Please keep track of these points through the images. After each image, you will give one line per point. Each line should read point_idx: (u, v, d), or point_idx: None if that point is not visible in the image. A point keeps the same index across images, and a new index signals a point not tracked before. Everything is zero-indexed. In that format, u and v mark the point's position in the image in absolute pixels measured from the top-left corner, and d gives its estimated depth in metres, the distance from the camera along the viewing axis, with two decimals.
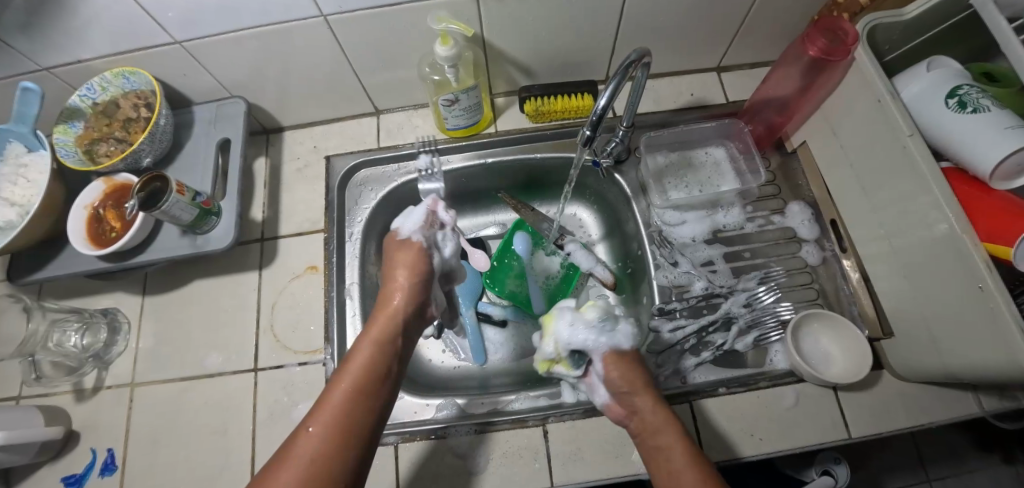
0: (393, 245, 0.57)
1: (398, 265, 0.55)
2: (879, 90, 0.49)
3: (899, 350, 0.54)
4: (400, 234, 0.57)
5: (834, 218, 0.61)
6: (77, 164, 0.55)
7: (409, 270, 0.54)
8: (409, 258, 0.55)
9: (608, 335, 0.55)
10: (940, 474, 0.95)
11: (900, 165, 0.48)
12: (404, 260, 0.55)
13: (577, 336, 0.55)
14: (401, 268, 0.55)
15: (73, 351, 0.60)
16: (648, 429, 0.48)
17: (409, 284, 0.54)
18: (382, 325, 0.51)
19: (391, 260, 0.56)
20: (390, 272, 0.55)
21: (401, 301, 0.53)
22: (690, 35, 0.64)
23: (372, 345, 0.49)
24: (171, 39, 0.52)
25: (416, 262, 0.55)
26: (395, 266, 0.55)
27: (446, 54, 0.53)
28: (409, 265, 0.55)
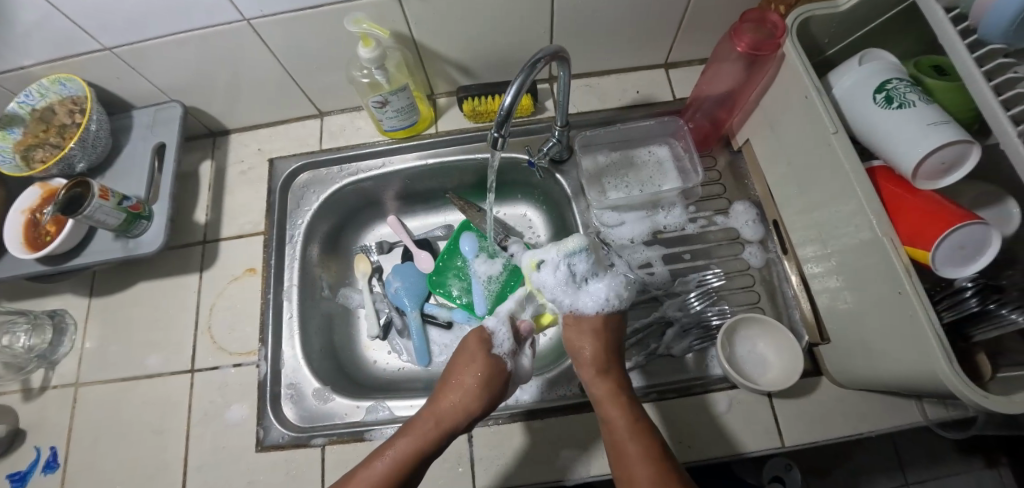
0: (473, 350, 0.54)
1: (467, 372, 0.52)
2: (806, 86, 0.47)
3: (835, 356, 0.52)
4: (492, 348, 0.54)
5: (776, 219, 0.59)
6: (13, 170, 0.56)
7: (479, 382, 0.51)
8: (483, 367, 0.52)
9: (582, 286, 0.55)
10: (919, 477, 0.91)
11: (829, 164, 0.46)
12: (478, 366, 0.52)
13: (558, 275, 0.54)
14: (470, 375, 0.52)
15: (21, 351, 0.62)
16: (598, 400, 0.48)
17: (477, 393, 0.50)
18: (430, 434, 0.47)
19: (463, 365, 0.53)
20: (459, 377, 0.52)
21: (460, 414, 0.49)
22: (628, 32, 0.62)
23: (404, 455, 0.45)
24: (100, 46, 0.53)
25: (491, 377, 0.52)
26: (466, 372, 0.52)
27: (369, 56, 0.53)
28: (480, 378, 0.51)
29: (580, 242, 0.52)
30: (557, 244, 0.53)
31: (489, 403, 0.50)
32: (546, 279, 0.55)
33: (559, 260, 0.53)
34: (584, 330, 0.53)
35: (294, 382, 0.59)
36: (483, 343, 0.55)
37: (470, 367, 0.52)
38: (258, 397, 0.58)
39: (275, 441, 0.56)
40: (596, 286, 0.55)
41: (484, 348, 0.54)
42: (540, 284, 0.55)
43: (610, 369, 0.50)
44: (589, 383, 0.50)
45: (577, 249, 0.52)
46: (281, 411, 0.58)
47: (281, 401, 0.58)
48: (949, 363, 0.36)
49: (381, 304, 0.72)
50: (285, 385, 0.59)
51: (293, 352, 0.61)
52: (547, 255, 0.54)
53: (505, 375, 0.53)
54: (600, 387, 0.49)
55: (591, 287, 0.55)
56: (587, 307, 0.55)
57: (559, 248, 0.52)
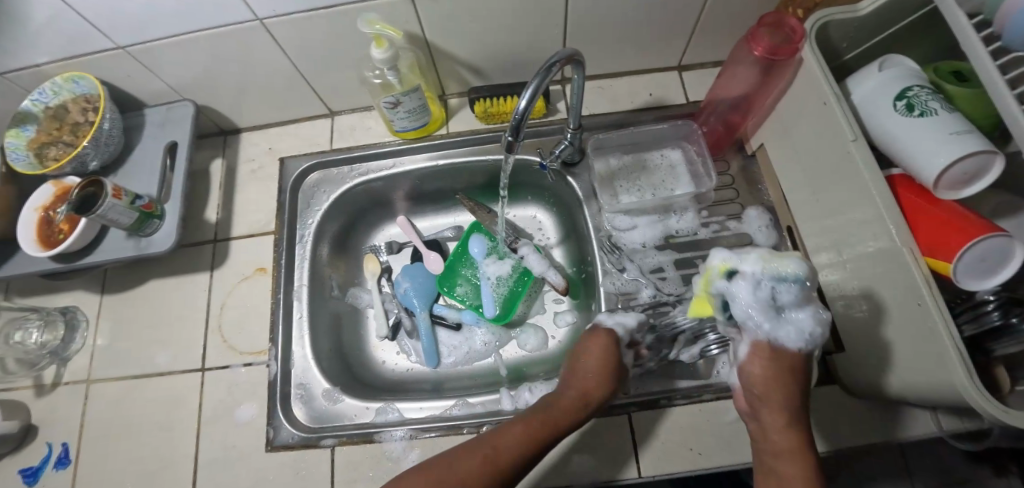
0: (593, 344, 0.53)
1: (591, 365, 0.51)
2: (824, 92, 0.46)
3: (848, 364, 0.51)
4: (609, 342, 0.53)
5: (790, 225, 0.59)
6: (26, 167, 0.56)
7: (598, 374, 0.50)
8: (601, 357, 0.52)
9: (777, 313, 0.45)
10: None
11: (844, 171, 0.46)
12: (595, 355, 0.52)
13: (762, 289, 0.43)
14: (592, 361, 0.51)
15: (34, 347, 0.62)
16: (773, 447, 0.45)
17: (597, 381, 0.50)
18: (552, 422, 0.48)
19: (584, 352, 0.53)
20: (581, 362, 0.52)
21: (580, 402, 0.49)
22: (642, 34, 0.62)
23: (527, 442, 0.46)
24: (115, 44, 0.53)
25: (610, 369, 0.51)
26: (586, 360, 0.52)
27: (382, 57, 0.52)
28: (601, 370, 0.50)
29: (799, 267, 0.42)
30: (761, 255, 0.44)
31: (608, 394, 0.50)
32: (747, 289, 0.44)
33: (762, 278, 0.43)
34: (769, 369, 0.46)
35: (304, 382, 0.60)
36: (605, 340, 0.53)
37: (590, 357, 0.52)
38: (268, 396, 0.58)
39: (285, 441, 0.56)
40: (799, 316, 0.44)
41: (607, 344, 0.53)
42: (727, 295, 0.46)
43: (791, 410, 0.46)
44: (766, 423, 0.46)
45: (798, 273, 0.42)
46: (291, 411, 0.58)
47: (291, 401, 0.59)
48: (969, 377, 0.36)
49: (390, 304, 0.72)
50: (295, 385, 0.59)
51: (303, 352, 0.61)
52: (747, 267, 0.44)
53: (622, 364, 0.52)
54: (778, 428, 0.45)
55: (783, 313, 0.45)
56: (784, 341, 0.46)
57: (765, 264, 0.43)
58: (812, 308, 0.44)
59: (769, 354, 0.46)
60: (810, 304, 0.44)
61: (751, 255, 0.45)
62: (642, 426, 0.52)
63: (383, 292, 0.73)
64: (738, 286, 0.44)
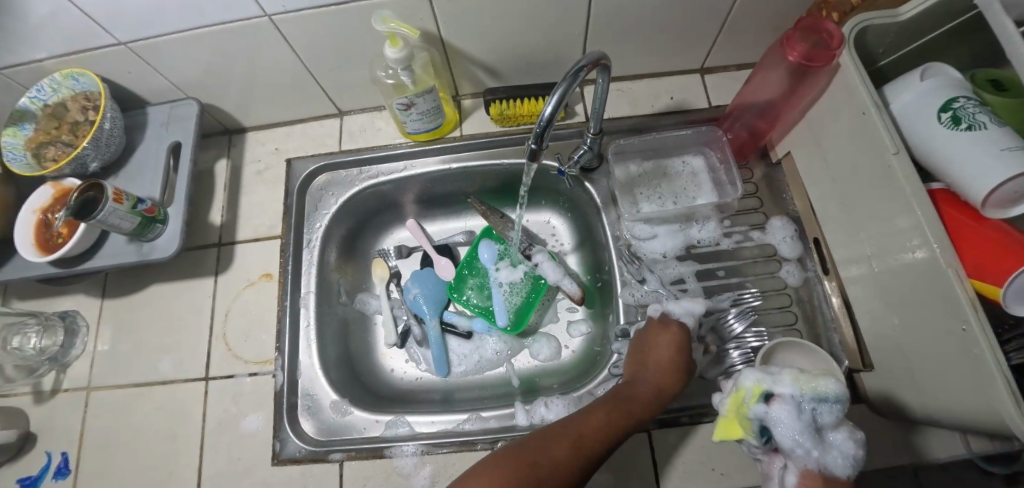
0: (656, 332, 0.51)
1: (662, 352, 0.49)
2: (864, 102, 0.44)
3: (876, 384, 0.49)
4: (671, 328, 0.51)
5: (817, 237, 0.56)
6: (24, 168, 0.54)
7: (673, 361, 0.48)
8: (672, 343, 0.50)
9: (818, 437, 0.40)
10: None
11: (882, 184, 0.43)
12: (668, 347, 0.49)
13: (804, 413, 0.40)
14: (665, 351, 0.49)
15: (32, 353, 0.60)
16: None
17: (673, 372, 0.48)
18: (631, 407, 0.45)
19: (656, 341, 0.50)
20: (654, 352, 0.50)
21: (653, 391, 0.47)
22: (667, 35, 0.59)
23: (615, 426, 0.44)
24: (116, 40, 0.50)
25: (681, 355, 0.49)
26: (659, 348, 0.50)
27: (396, 57, 0.50)
28: (674, 357, 0.49)
29: (836, 387, 0.40)
30: (792, 375, 0.42)
31: (681, 385, 0.48)
32: (788, 415, 0.40)
33: (801, 399, 0.40)
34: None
35: (311, 393, 0.58)
36: (664, 327, 0.52)
37: (660, 346, 0.50)
38: (274, 408, 0.56)
39: (292, 455, 0.54)
40: (839, 438, 0.40)
41: (668, 331, 0.51)
42: (767, 419, 0.41)
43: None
44: None
45: (830, 394, 0.40)
46: (298, 424, 0.56)
47: (298, 412, 0.57)
48: (1016, 405, 0.33)
49: (399, 311, 0.70)
50: (302, 395, 0.57)
51: (310, 361, 0.59)
52: (784, 388, 0.41)
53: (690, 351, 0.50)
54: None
55: (823, 436, 0.40)
56: (835, 470, 0.39)
57: (803, 385, 0.41)
58: (847, 430, 0.40)
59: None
60: (843, 425, 0.40)
61: (782, 375, 0.42)
62: (662, 445, 0.50)
63: (393, 298, 0.71)
64: (778, 408, 0.40)
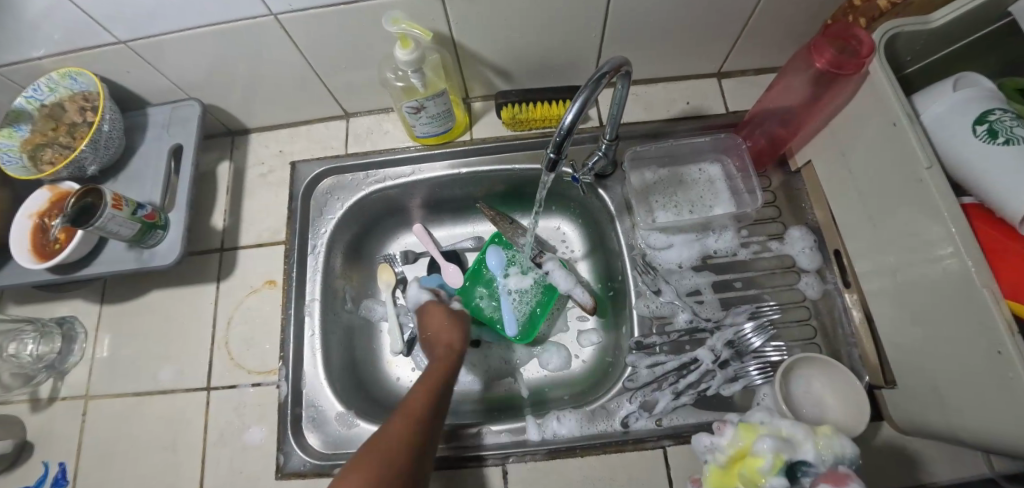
0: (433, 311, 0.59)
1: (442, 323, 0.57)
2: (896, 112, 0.42)
3: (900, 403, 0.48)
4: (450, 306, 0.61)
5: (838, 249, 0.55)
6: (19, 171, 0.52)
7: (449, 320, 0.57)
8: (451, 318, 0.58)
9: None
10: None
11: (914, 199, 0.41)
12: (433, 320, 0.58)
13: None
14: (439, 318, 0.58)
15: (28, 360, 0.58)
16: None
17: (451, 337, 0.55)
18: (449, 363, 0.51)
19: (434, 318, 0.58)
20: (432, 326, 0.58)
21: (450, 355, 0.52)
22: (685, 38, 0.57)
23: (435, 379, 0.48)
24: (115, 38, 0.48)
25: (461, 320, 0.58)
26: (452, 320, 0.58)
27: (407, 58, 0.48)
28: (453, 325, 0.57)
29: (853, 449, 0.37)
30: (811, 438, 0.37)
31: (462, 339, 0.55)
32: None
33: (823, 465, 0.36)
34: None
35: (315, 405, 0.56)
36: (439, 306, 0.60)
37: (436, 323, 0.57)
38: (278, 420, 0.55)
39: (296, 469, 0.52)
40: None
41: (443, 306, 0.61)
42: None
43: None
44: None
45: (846, 456, 0.37)
46: (303, 436, 0.54)
47: (303, 424, 0.55)
48: None
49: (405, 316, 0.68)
50: (306, 406, 0.56)
51: (314, 371, 0.57)
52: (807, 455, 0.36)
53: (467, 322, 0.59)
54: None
55: None
56: None
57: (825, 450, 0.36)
58: None
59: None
60: None
61: (802, 439, 0.37)
62: (677, 462, 0.49)
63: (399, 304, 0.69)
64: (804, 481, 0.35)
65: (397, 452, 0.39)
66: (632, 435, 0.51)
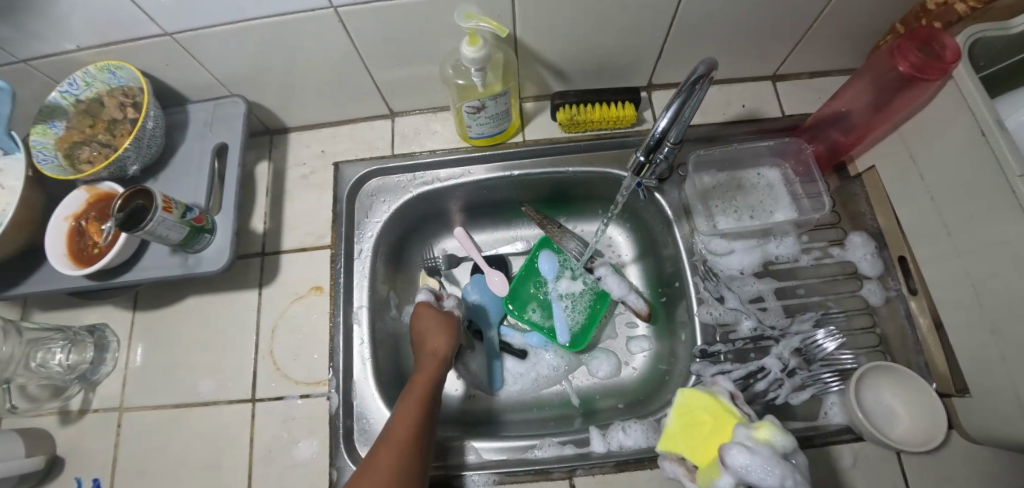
0: (421, 310, 0.58)
1: (432, 328, 0.55)
2: (984, 120, 0.41)
3: (974, 413, 0.47)
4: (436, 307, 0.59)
5: (903, 255, 0.54)
6: (55, 171, 0.49)
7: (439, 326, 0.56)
8: (439, 320, 0.57)
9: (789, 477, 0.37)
10: None
11: (1002, 208, 0.40)
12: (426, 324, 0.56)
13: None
14: (430, 323, 0.56)
15: (58, 371, 0.55)
16: None
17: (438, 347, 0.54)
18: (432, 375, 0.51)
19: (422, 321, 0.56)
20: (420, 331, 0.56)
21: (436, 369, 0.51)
22: (748, 39, 0.56)
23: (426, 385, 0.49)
24: (161, 30, 0.45)
25: (449, 322, 0.57)
26: (426, 323, 0.56)
27: (475, 56, 0.45)
28: (444, 327, 0.56)
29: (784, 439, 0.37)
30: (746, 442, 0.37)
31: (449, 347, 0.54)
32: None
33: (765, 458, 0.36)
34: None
35: (365, 418, 0.53)
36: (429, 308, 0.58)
37: (427, 323, 0.56)
38: (330, 433, 0.52)
39: None
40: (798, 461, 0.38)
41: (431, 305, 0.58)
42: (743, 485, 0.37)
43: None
44: None
45: (786, 449, 0.37)
46: (355, 450, 0.52)
47: (354, 439, 0.52)
48: None
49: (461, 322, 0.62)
50: (357, 420, 0.53)
51: (365, 382, 0.55)
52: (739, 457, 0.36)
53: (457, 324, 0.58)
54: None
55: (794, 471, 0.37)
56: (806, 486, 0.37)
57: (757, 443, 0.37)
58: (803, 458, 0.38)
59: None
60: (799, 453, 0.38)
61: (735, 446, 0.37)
62: None
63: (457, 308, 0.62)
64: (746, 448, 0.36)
65: (393, 463, 0.40)
66: None
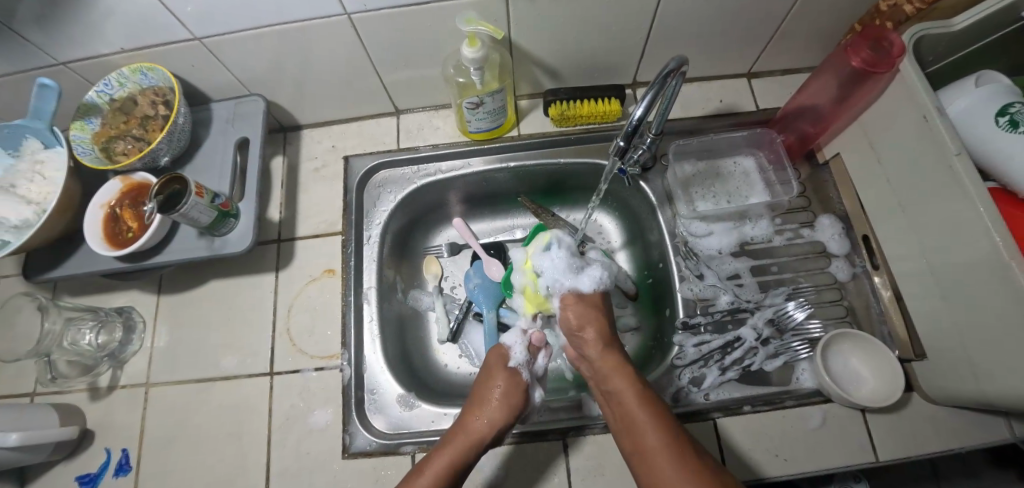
0: (495, 365, 0.55)
1: (497, 383, 0.52)
2: (925, 106, 0.46)
3: (931, 373, 0.51)
4: (509, 362, 0.55)
5: (866, 233, 0.59)
6: (93, 162, 0.54)
7: (508, 384, 0.52)
8: (507, 383, 0.53)
9: (573, 279, 0.59)
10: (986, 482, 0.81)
11: (942, 182, 0.45)
12: (498, 378, 0.53)
13: (557, 286, 0.60)
14: (500, 380, 0.53)
15: (89, 349, 0.59)
16: None
17: (499, 407, 0.50)
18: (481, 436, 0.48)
19: (495, 373, 0.54)
20: (486, 385, 0.53)
21: (488, 429, 0.48)
22: (721, 40, 0.62)
23: (453, 458, 0.46)
24: (190, 35, 0.50)
25: (517, 387, 0.53)
26: (497, 378, 0.53)
27: (474, 56, 0.50)
28: (509, 392, 0.51)
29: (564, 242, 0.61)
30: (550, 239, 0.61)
31: (513, 413, 0.50)
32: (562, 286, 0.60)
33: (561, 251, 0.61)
34: (580, 313, 0.57)
35: (375, 388, 0.58)
36: (503, 361, 0.56)
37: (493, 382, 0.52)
38: (343, 403, 0.57)
39: (362, 449, 0.54)
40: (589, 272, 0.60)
41: (504, 361, 0.55)
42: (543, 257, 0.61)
43: (611, 345, 0.54)
44: None
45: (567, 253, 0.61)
46: (365, 418, 0.56)
47: (365, 407, 0.57)
48: None
49: (535, 391, 0.55)
50: (368, 391, 0.58)
51: (374, 356, 0.59)
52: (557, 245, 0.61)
53: (526, 389, 0.53)
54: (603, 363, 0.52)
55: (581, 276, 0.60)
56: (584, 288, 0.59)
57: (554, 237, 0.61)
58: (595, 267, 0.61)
59: (576, 301, 0.58)
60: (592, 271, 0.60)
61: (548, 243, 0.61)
62: (729, 433, 0.52)
63: (534, 370, 0.56)
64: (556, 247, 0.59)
65: None
66: (684, 408, 0.54)
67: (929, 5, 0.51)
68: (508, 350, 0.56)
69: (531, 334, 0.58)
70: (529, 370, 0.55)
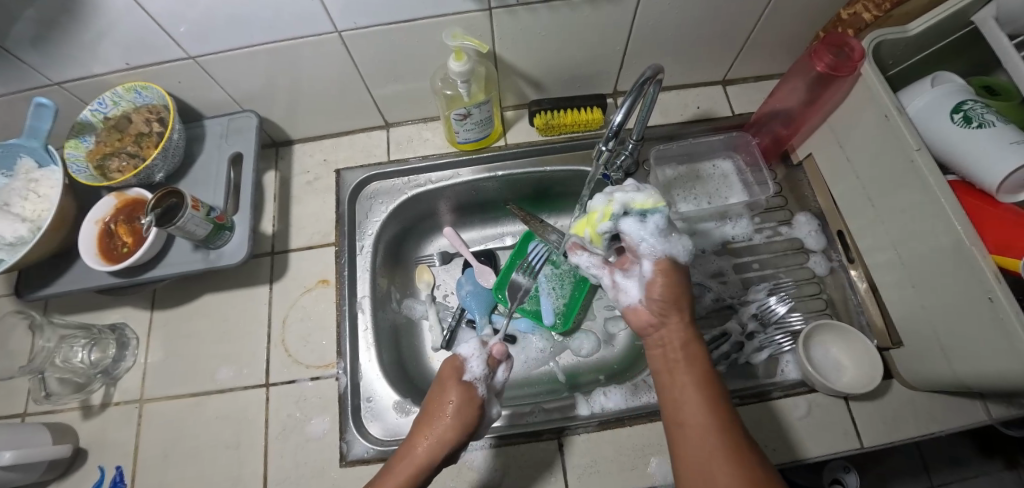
0: (447, 379, 0.52)
1: (439, 401, 0.50)
2: (885, 105, 0.49)
3: (907, 361, 0.53)
4: (464, 375, 0.53)
5: (841, 229, 0.62)
6: (88, 179, 0.55)
7: (461, 402, 0.50)
8: (460, 399, 0.50)
9: (666, 243, 0.48)
10: (973, 472, 0.83)
11: (906, 177, 0.48)
12: (450, 393, 0.51)
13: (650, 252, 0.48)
14: (451, 395, 0.50)
15: (82, 366, 0.59)
16: None
17: (449, 425, 0.48)
18: (428, 456, 0.47)
19: (443, 391, 0.51)
20: (435, 405, 0.50)
21: (436, 451, 0.47)
22: (695, 49, 0.65)
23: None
24: (186, 54, 0.52)
25: (471, 402, 0.50)
26: (446, 396, 0.50)
27: (460, 70, 0.52)
28: (460, 409, 0.49)
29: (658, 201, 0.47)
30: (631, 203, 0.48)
31: (464, 438, 0.48)
32: (640, 230, 0.48)
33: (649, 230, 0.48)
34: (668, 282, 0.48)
35: (371, 396, 0.58)
36: (456, 373, 0.53)
37: (447, 397, 0.50)
38: (339, 411, 0.57)
39: (359, 456, 0.54)
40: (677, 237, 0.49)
41: (458, 375, 0.53)
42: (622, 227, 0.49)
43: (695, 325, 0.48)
44: None
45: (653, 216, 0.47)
46: (362, 425, 0.57)
47: (361, 415, 0.57)
48: None
49: (492, 408, 0.53)
50: (363, 399, 0.58)
51: (370, 364, 0.60)
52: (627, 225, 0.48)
53: (481, 405, 0.51)
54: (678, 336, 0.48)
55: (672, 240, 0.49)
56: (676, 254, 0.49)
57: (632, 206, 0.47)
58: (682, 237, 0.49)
59: (672, 269, 0.49)
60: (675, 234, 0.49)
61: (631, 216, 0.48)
62: None
63: (493, 383, 0.55)
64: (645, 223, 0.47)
65: None
66: None
67: (884, 13, 0.55)
68: (463, 362, 0.54)
69: (491, 348, 0.55)
70: (486, 384, 0.53)
